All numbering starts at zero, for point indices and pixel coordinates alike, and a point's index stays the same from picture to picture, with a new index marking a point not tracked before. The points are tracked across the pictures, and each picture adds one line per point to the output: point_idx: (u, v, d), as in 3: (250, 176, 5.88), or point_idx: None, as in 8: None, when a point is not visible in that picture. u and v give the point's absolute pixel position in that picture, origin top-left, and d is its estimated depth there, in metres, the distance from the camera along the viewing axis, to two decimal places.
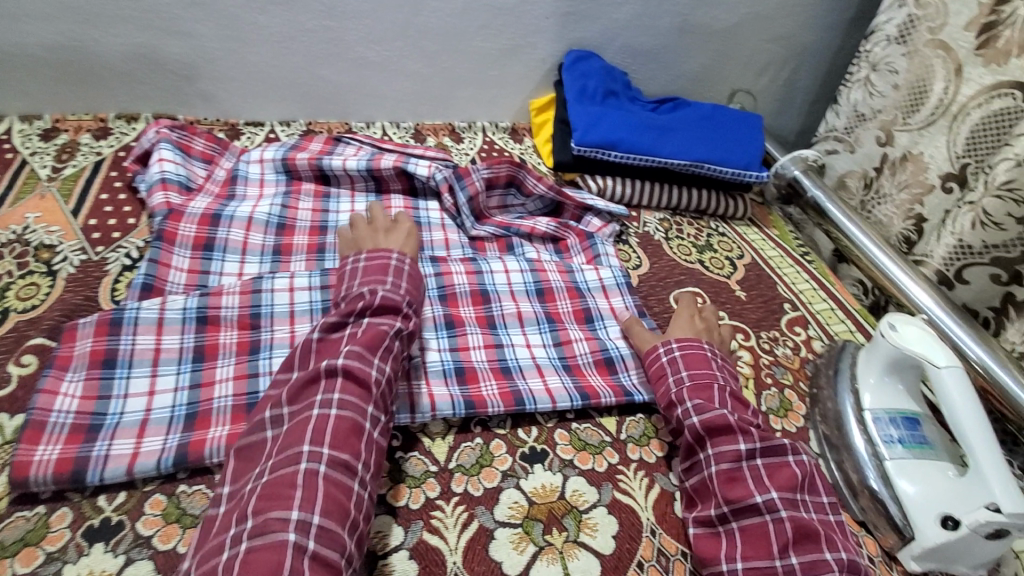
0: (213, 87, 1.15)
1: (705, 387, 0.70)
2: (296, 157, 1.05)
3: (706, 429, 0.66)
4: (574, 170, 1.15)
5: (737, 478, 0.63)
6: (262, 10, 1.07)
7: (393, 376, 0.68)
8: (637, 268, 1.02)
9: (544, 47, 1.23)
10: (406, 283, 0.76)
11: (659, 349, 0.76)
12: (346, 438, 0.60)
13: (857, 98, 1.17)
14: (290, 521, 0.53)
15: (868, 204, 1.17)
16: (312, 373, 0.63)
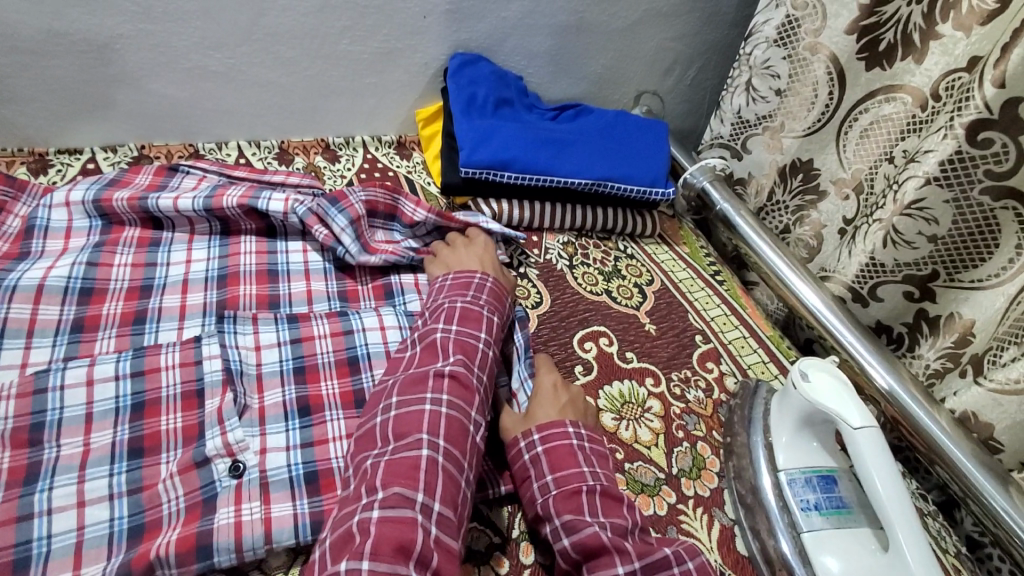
0: (7, 110, 0.92)
1: (573, 494, 0.62)
2: (111, 197, 0.84)
3: (580, 552, 0.58)
4: (464, 193, 1.01)
5: None
6: (58, 14, 0.85)
7: (488, 385, 0.69)
8: (537, 307, 0.90)
9: (425, 51, 1.07)
10: (490, 296, 0.76)
11: (520, 442, 0.67)
12: (457, 435, 0.61)
13: (738, 104, 1.10)
14: (416, 502, 0.55)
15: (763, 211, 1.11)
16: (420, 372, 0.65)
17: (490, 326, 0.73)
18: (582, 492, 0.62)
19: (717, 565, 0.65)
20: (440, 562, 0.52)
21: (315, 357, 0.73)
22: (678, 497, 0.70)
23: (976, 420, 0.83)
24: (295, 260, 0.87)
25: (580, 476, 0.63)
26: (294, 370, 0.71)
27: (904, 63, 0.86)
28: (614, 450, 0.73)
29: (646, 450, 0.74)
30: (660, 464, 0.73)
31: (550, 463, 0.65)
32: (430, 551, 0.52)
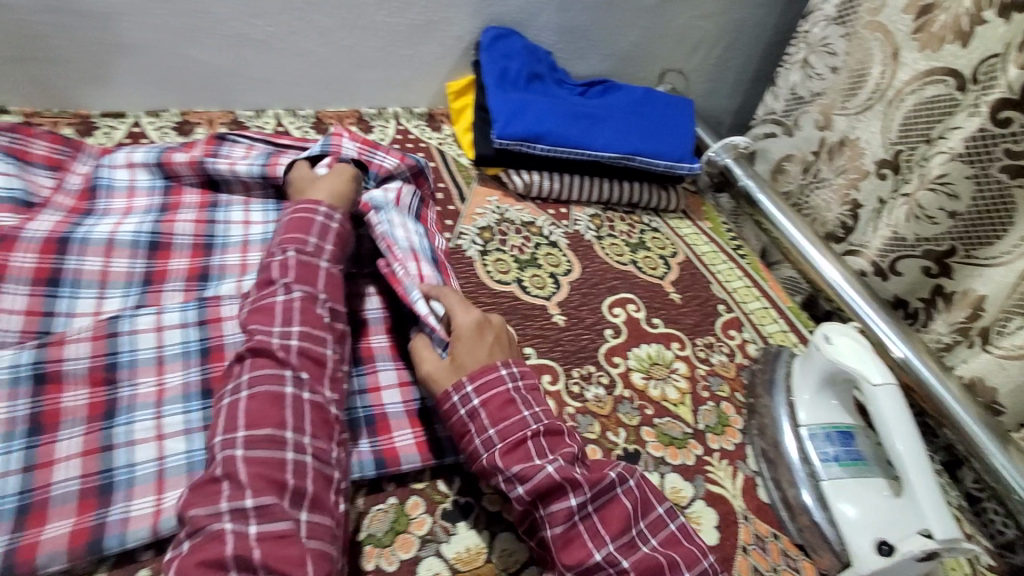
0: (53, 72, 0.93)
1: (518, 444, 0.62)
2: (172, 158, 0.87)
3: (536, 496, 0.59)
4: (497, 164, 1.05)
5: (574, 537, 0.58)
6: None
7: (306, 334, 0.64)
8: (568, 275, 0.95)
9: (459, 24, 1.09)
10: (286, 233, 0.71)
11: (454, 397, 0.65)
12: (263, 415, 0.57)
13: (794, 81, 1.13)
14: (223, 511, 0.52)
15: (806, 189, 1.14)
16: (228, 372, 0.63)
17: (285, 268, 0.69)
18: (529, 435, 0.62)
19: (741, 510, 0.70)
20: (266, 552, 0.50)
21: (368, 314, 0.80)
22: (705, 449, 0.75)
23: (981, 385, 0.88)
24: None
25: (523, 421, 0.63)
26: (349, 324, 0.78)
27: (951, 48, 0.88)
28: (644, 406, 0.78)
29: (674, 407, 0.79)
30: (687, 420, 0.78)
31: (490, 416, 0.63)
32: (251, 547, 0.50)
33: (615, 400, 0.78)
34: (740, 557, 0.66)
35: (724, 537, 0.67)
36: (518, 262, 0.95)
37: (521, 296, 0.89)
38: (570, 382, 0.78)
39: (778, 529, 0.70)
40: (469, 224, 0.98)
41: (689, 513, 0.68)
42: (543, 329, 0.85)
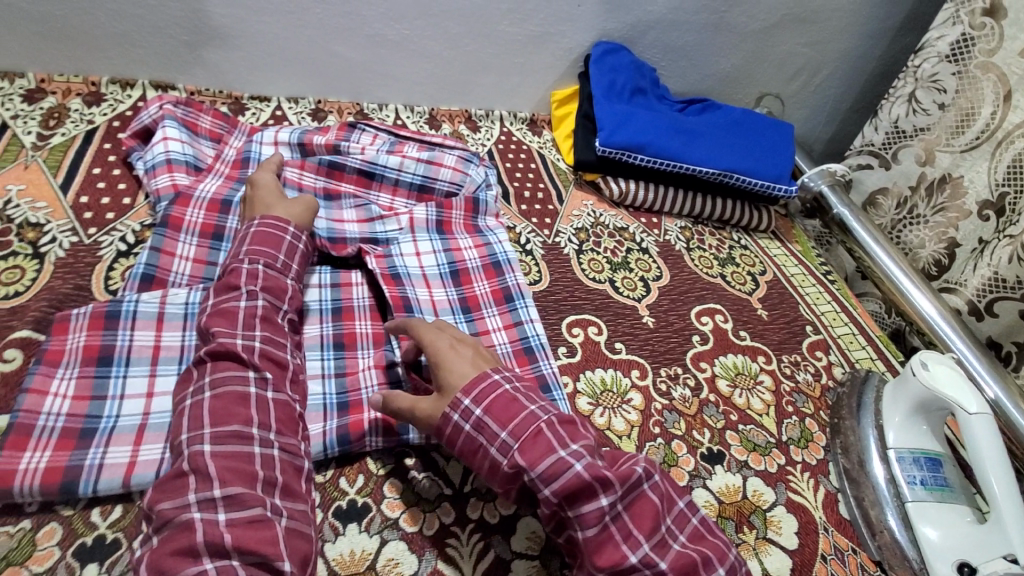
0: (217, 56, 1.05)
1: (537, 439, 0.57)
2: (312, 140, 0.99)
3: (564, 497, 0.55)
4: (596, 170, 1.11)
5: (606, 538, 0.55)
6: None
7: (267, 338, 0.64)
8: (659, 280, 0.99)
9: (573, 36, 1.16)
10: (253, 247, 0.71)
11: (453, 415, 0.59)
12: (224, 414, 0.57)
13: (898, 114, 1.12)
14: (190, 504, 0.51)
15: (900, 224, 1.13)
16: (186, 373, 0.62)
17: (253, 276, 0.68)
18: (545, 432, 0.57)
19: (821, 522, 0.71)
20: (238, 536, 0.50)
21: (466, 262, 0.86)
22: (788, 459, 0.77)
23: None
24: (393, 228, 0.88)
25: (533, 419, 0.58)
26: (450, 273, 0.84)
27: None
28: (729, 411, 0.81)
29: (758, 416, 0.81)
30: (771, 430, 0.80)
31: (500, 422, 0.58)
32: (221, 534, 0.49)
33: (700, 402, 0.81)
34: (819, 564, 0.67)
35: (804, 543, 0.69)
36: (612, 262, 1.00)
37: (614, 295, 0.94)
38: (658, 380, 0.82)
39: (857, 544, 0.71)
40: (566, 224, 1.04)
41: (769, 515, 0.70)
42: (634, 328, 0.90)
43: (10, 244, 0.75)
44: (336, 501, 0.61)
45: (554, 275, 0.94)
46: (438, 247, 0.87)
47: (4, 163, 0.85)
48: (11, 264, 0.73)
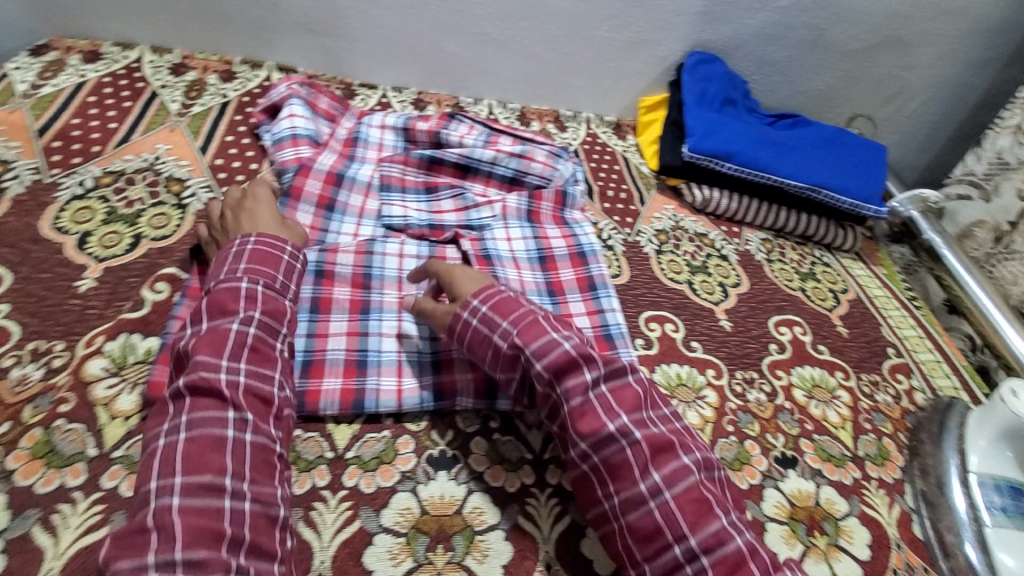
0: (337, 45, 1.14)
1: (533, 325, 0.63)
2: (416, 126, 1.05)
3: (553, 371, 0.60)
4: (681, 176, 1.12)
5: (588, 411, 0.58)
6: None
7: (252, 371, 0.57)
8: (737, 286, 1.00)
9: (668, 45, 1.18)
10: (247, 265, 0.64)
11: (463, 314, 0.65)
12: (199, 460, 0.50)
13: (1002, 145, 1.09)
14: (147, 567, 0.45)
15: (995, 258, 1.09)
16: (160, 407, 0.55)
17: (252, 299, 0.61)
18: (540, 321, 0.63)
19: (894, 538, 0.70)
20: None
21: (553, 250, 0.91)
22: (862, 474, 0.76)
23: None
24: (486, 216, 0.93)
25: (530, 311, 0.64)
26: (538, 260, 0.89)
27: None
28: (804, 420, 0.81)
29: (834, 429, 0.81)
30: (847, 444, 0.80)
31: (498, 314, 0.64)
32: None
33: (776, 408, 0.82)
34: None
35: (876, 556, 0.68)
36: (691, 265, 1.01)
37: (692, 296, 0.96)
38: (734, 382, 0.84)
39: (930, 565, 0.69)
40: (647, 225, 1.06)
41: (841, 524, 0.70)
42: (711, 330, 0.91)
43: (158, 194, 0.85)
44: (427, 450, 0.66)
45: (634, 271, 0.96)
46: (528, 235, 0.92)
47: (153, 125, 0.96)
48: (159, 211, 0.82)
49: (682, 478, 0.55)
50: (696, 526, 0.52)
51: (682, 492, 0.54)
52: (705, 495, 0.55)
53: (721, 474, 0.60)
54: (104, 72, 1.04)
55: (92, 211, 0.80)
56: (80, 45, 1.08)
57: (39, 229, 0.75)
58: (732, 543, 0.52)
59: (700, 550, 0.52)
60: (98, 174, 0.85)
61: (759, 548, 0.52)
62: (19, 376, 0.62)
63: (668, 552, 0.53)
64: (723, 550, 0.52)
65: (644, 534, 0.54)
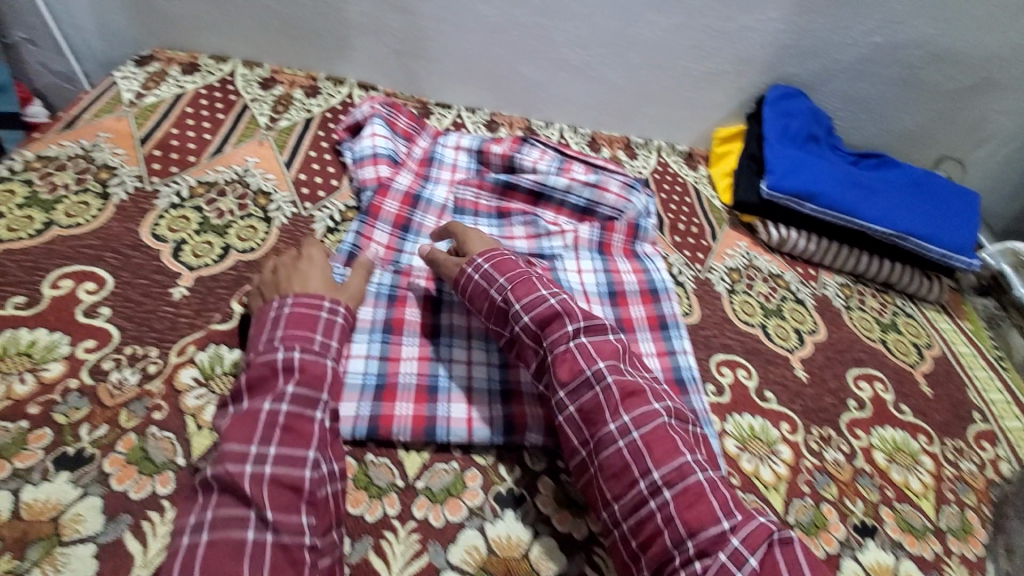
0: (418, 65, 1.16)
1: (526, 282, 0.71)
2: (490, 149, 1.05)
3: (538, 322, 0.68)
4: (757, 213, 1.09)
5: (568, 359, 0.64)
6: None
7: (279, 456, 0.55)
8: (813, 334, 0.97)
9: (750, 77, 1.15)
10: (288, 332, 0.65)
11: (468, 269, 0.75)
12: (220, 564, 0.48)
13: None
14: None
15: None
16: (191, 499, 0.54)
17: (288, 369, 0.61)
18: (533, 280, 0.71)
19: None
20: None
21: (623, 285, 0.89)
22: (944, 549, 0.72)
23: None
24: (557, 245, 0.93)
25: (524, 272, 0.72)
26: (608, 294, 0.87)
27: None
28: (884, 486, 0.77)
29: (915, 497, 0.77)
30: (928, 514, 0.76)
31: (498, 271, 0.72)
32: None
33: (854, 470, 0.78)
34: None
35: None
36: (764, 308, 0.98)
37: (766, 342, 0.93)
38: (810, 439, 0.80)
39: None
40: (719, 262, 1.03)
41: None
42: (786, 380, 0.88)
43: (246, 206, 0.88)
44: (495, 486, 0.65)
45: (704, 311, 0.93)
46: (598, 267, 0.91)
47: (243, 138, 1.00)
48: (247, 224, 0.86)
49: (650, 420, 0.61)
50: (661, 461, 0.58)
51: (650, 432, 0.60)
52: (672, 437, 0.61)
53: (689, 427, 0.66)
54: (201, 84, 1.09)
55: (187, 220, 0.83)
56: (179, 56, 1.13)
57: (140, 235, 0.79)
58: (693, 476, 0.58)
59: (663, 482, 0.57)
60: (193, 184, 0.89)
61: (719, 485, 0.58)
62: (117, 380, 0.64)
63: (635, 487, 0.58)
64: (685, 483, 0.57)
65: (615, 471, 0.60)
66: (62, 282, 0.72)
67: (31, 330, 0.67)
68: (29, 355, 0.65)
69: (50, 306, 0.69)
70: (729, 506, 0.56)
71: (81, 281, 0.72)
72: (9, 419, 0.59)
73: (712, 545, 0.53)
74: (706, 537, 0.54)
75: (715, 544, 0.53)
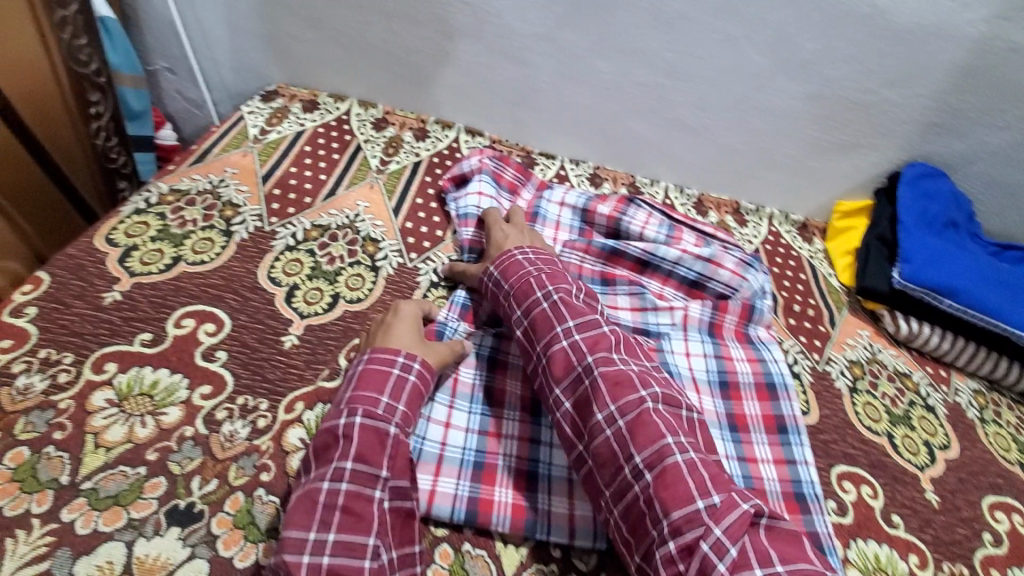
0: (527, 115, 1.15)
1: (527, 285, 0.76)
2: (596, 208, 1.01)
3: (533, 325, 0.73)
4: (885, 302, 1.00)
5: (560, 358, 0.69)
6: (606, 57, 1.02)
7: (335, 545, 0.54)
8: (945, 450, 0.87)
9: (884, 152, 1.07)
10: (355, 393, 0.63)
11: (485, 278, 0.82)
12: None
13: None
14: None
15: None
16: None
17: (348, 435, 0.60)
18: (533, 283, 0.76)
19: None
20: None
21: (736, 375, 0.83)
22: None
23: None
24: (664, 322, 0.88)
25: (528, 275, 0.77)
26: (719, 385, 0.82)
27: None
28: None
29: None
30: None
31: (505, 276, 0.79)
32: None
33: None
34: None
35: None
36: (890, 414, 0.89)
37: (892, 454, 0.84)
38: None
39: None
40: (839, 353, 0.95)
41: None
42: (913, 501, 0.79)
43: (356, 253, 0.89)
44: None
45: (823, 411, 0.86)
46: (709, 351, 0.85)
47: (355, 180, 1.02)
48: (355, 272, 0.86)
49: (634, 408, 0.61)
50: (642, 446, 0.59)
51: (633, 419, 0.61)
52: (656, 422, 0.61)
53: (684, 411, 0.65)
54: (319, 123, 1.12)
55: (300, 263, 0.85)
56: (301, 94, 1.18)
57: (257, 276, 0.81)
58: (672, 458, 0.57)
59: (645, 467, 0.58)
60: (307, 227, 0.90)
61: (698, 466, 0.57)
62: (229, 431, 0.65)
63: (622, 474, 0.60)
64: (664, 465, 0.58)
65: (604, 460, 0.62)
66: (185, 322, 0.74)
67: (154, 369, 0.68)
68: (151, 396, 0.66)
69: (172, 344, 0.71)
70: (708, 487, 0.55)
71: (202, 321, 0.74)
72: (129, 463, 0.60)
73: (686, 526, 0.54)
74: (682, 518, 0.54)
75: (691, 524, 0.54)
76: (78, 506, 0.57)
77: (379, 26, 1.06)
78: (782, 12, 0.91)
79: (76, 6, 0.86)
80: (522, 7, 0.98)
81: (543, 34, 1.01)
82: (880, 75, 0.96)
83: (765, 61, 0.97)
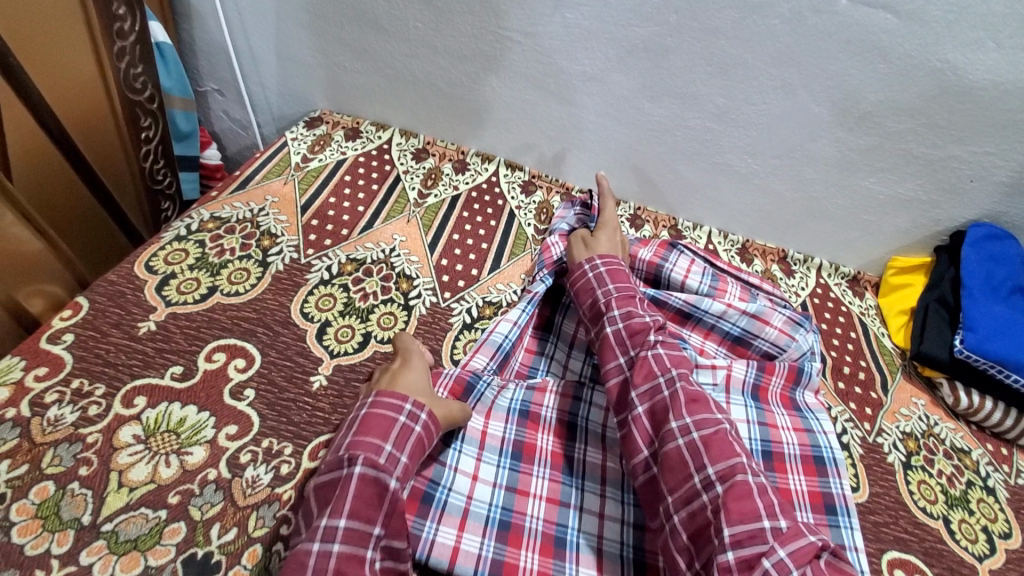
0: (569, 152, 1.13)
1: (629, 298, 0.79)
2: (636, 253, 0.98)
3: (628, 330, 0.74)
4: (942, 370, 0.93)
5: (644, 365, 0.69)
6: (654, 99, 0.99)
7: None
8: (1005, 539, 0.79)
9: (948, 210, 1.00)
10: (357, 437, 0.59)
11: (585, 266, 0.85)
12: None
13: None
14: None
15: None
16: None
17: (344, 491, 0.55)
18: (635, 300, 0.79)
19: None
20: None
21: (782, 445, 0.78)
22: None
23: None
24: (708, 376, 0.82)
25: (632, 289, 0.81)
26: (762, 453, 0.77)
27: None
28: None
29: None
30: None
31: (611, 278, 0.82)
32: None
33: None
34: None
35: None
36: (947, 495, 0.82)
37: (947, 540, 0.77)
38: None
39: None
40: (891, 423, 0.89)
41: None
42: None
43: (389, 290, 0.87)
44: None
45: (874, 487, 0.81)
46: (752, 417, 0.80)
47: (393, 213, 1.01)
48: (388, 310, 0.85)
49: (711, 425, 0.61)
50: (716, 458, 0.58)
51: (710, 434, 0.60)
52: (731, 443, 0.60)
53: None
54: (360, 152, 1.12)
55: (333, 298, 0.84)
56: (345, 121, 1.19)
57: (290, 310, 0.80)
58: (743, 476, 0.56)
59: (716, 479, 0.57)
60: (342, 261, 0.89)
61: (767, 490, 0.56)
62: (252, 476, 0.63)
63: (689, 482, 0.58)
64: (734, 482, 0.56)
65: (670, 465, 0.60)
66: (216, 356, 0.73)
67: (182, 407, 0.67)
68: (177, 434, 0.65)
69: (201, 380, 0.70)
70: (776, 511, 0.54)
71: (233, 357, 0.73)
72: (150, 506, 0.59)
73: (748, 542, 0.51)
74: (745, 532, 0.52)
75: (753, 541, 0.51)
76: (97, 549, 0.56)
77: (425, 59, 1.06)
78: (845, 62, 0.87)
79: (134, 37, 0.89)
80: (571, 46, 0.96)
81: (591, 74, 0.99)
82: (948, 130, 0.90)
83: (823, 111, 0.93)
